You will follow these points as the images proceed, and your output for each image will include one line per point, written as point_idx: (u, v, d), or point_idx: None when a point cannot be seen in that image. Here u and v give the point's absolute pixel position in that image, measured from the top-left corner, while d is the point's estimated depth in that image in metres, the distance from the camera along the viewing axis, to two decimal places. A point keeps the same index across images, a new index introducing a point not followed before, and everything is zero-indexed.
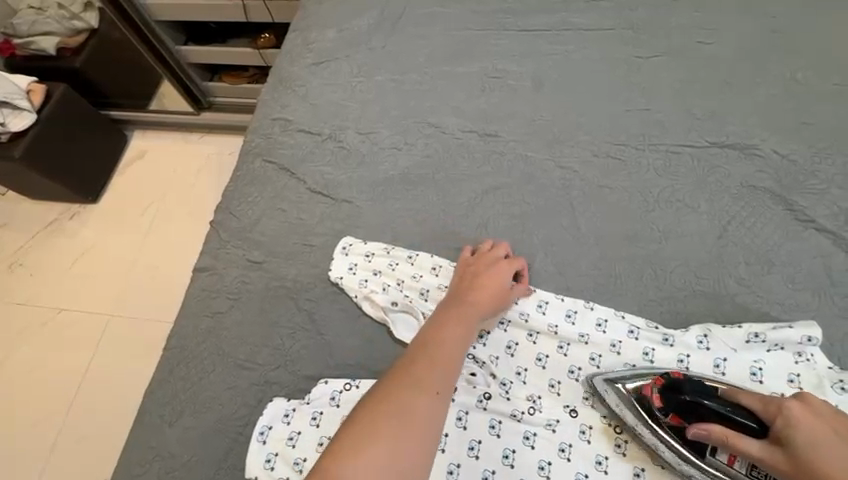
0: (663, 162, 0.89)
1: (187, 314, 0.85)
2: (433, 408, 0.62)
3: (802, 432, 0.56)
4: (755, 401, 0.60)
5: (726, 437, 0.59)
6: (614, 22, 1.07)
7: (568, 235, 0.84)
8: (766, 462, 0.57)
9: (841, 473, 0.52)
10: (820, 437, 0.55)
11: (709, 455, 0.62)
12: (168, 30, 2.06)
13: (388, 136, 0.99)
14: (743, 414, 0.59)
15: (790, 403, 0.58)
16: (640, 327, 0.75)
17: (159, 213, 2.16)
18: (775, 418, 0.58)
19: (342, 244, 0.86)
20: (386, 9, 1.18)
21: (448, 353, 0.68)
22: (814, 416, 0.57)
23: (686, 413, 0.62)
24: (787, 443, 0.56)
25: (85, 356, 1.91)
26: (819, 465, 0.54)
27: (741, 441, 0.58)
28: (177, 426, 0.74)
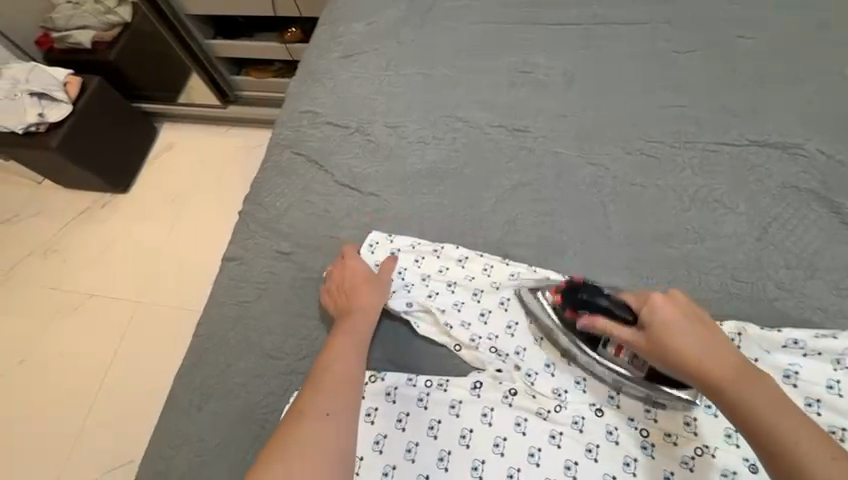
0: (699, 161, 0.86)
1: (216, 302, 0.87)
2: (334, 423, 0.66)
3: (660, 315, 0.63)
4: (632, 298, 0.67)
5: (605, 327, 0.66)
6: (651, 15, 1.04)
7: (598, 233, 0.83)
8: (635, 345, 0.64)
9: (689, 346, 0.60)
10: (674, 320, 0.62)
11: (601, 349, 0.71)
12: (198, 24, 2.10)
13: (416, 130, 0.98)
14: (617, 306, 0.67)
15: (655, 294, 0.65)
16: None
17: (186, 204, 2.21)
18: (641, 307, 0.65)
19: (369, 237, 0.87)
20: (415, 1, 1.17)
21: (341, 364, 0.71)
22: (672, 303, 0.63)
23: (579, 310, 0.70)
24: (649, 325, 0.63)
25: (113, 341, 1.97)
26: (671, 339, 0.61)
27: (616, 329, 0.66)
28: (206, 411, 0.76)
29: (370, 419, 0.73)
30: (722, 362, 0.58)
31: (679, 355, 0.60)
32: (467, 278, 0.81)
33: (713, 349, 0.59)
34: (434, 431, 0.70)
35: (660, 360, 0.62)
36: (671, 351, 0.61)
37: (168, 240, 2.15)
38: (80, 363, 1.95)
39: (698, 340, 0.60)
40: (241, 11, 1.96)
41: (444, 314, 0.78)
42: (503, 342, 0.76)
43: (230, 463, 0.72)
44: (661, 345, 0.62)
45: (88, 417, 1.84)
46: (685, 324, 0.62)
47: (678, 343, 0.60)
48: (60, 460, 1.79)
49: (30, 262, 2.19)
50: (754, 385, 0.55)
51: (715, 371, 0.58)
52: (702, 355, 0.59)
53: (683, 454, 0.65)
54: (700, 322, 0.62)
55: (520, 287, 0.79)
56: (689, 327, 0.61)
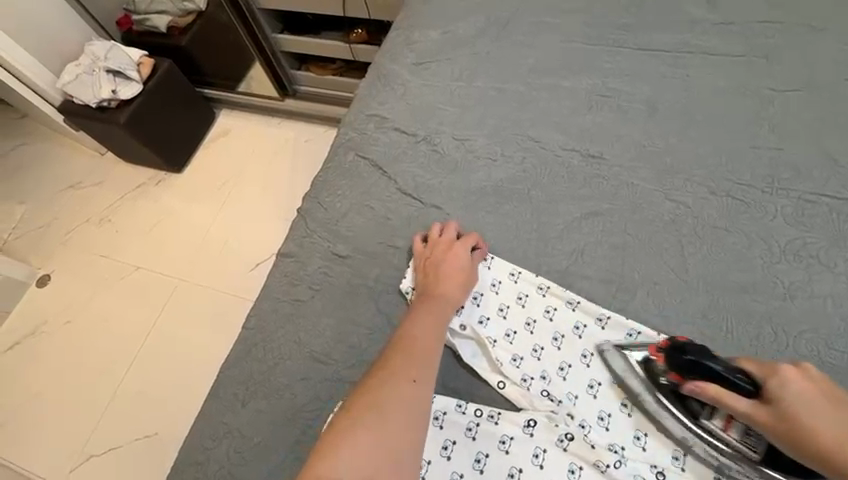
0: (793, 210, 0.79)
1: (269, 296, 0.87)
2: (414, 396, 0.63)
3: (792, 393, 0.56)
4: (756, 367, 0.60)
5: (732, 400, 0.59)
6: (747, 48, 0.98)
7: (675, 275, 0.77)
8: (760, 424, 0.57)
9: (829, 433, 0.53)
10: (814, 406, 0.55)
11: (703, 417, 0.63)
12: (268, 19, 2.15)
13: (485, 145, 0.96)
14: (733, 373, 0.59)
15: (785, 366, 0.58)
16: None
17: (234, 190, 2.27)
18: (770, 381, 0.58)
19: (421, 253, 0.83)
20: (494, 14, 1.15)
21: (424, 343, 0.69)
22: (807, 380, 0.57)
23: (687, 372, 0.62)
24: (780, 407, 0.56)
25: (153, 315, 2.03)
26: (814, 430, 0.54)
27: (739, 403, 0.58)
28: (250, 407, 0.75)
29: None
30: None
31: (830, 452, 0.53)
32: (520, 300, 0.78)
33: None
34: (480, 464, 0.68)
35: (790, 446, 0.55)
36: (811, 444, 0.54)
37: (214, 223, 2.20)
38: (120, 332, 2.02)
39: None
40: (311, 8, 2.00)
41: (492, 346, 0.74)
42: (555, 384, 0.72)
43: (268, 464, 0.71)
44: (802, 435, 0.54)
45: (121, 385, 1.90)
46: (842, 416, 0.54)
47: (820, 436, 0.54)
48: (90, 424, 1.85)
49: (86, 229, 2.30)
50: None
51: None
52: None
53: None
54: (828, 402, 0.55)
55: (576, 316, 0.75)
56: (824, 413, 0.54)
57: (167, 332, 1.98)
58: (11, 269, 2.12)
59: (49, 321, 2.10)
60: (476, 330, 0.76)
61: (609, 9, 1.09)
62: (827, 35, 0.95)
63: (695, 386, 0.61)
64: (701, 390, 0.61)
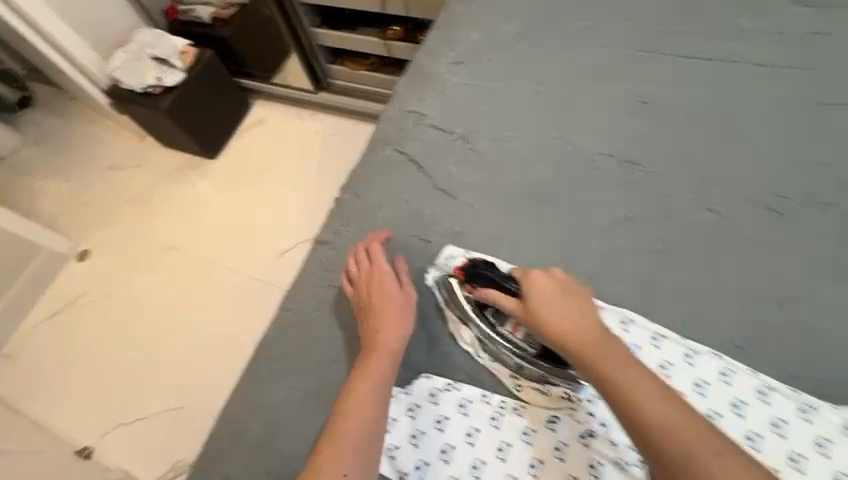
0: (830, 227, 0.79)
1: (305, 280, 0.91)
2: (374, 391, 0.71)
3: (537, 289, 0.72)
4: (514, 271, 0.77)
5: (495, 298, 0.75)
6: (793, 59, 0.97)
7: (706, 283, 0.78)
8: (524, 321, 0.72)
9: (557, 317, 0.69)
10: (555, 302, 0.70)
11: (499, 326, 0.77)
12: (309, 13, 2.18)
13: (519, 146, 0.97)
14: (505, 278, 0.76)
15: (537, 270, 0.74)
16: (772, 386, 0.71)
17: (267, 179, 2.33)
18: (526, 283, 0.73)
19: (446, 253, 0.86)
20: (536, 17, 1.16)
21: (377, 361, 0.74)
22: (553, 281, 0.73)
23: (477, 281, 0.77)
24: (527, 302, 0.71)
25: (183, 295, 2.11)
26: (545, 318, 0.69)
27: (501, 301, 0.74)
28: (284, 383, 0.80)
29: (440, 427, 0.74)
30: (595, 345, 0.65)
31: (561, 334, 0.67)
32: None
33: (581, 327, 0.67)
34: (502, 453, 0.71)
35: (541, 335, 0.70)
36: (541, 324, 0.69)
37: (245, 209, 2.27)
38: (152, 310, 2.11)
39: (584, 326, 0.67)
40: (351, 5, 2.04)
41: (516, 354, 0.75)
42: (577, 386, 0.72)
43: (300, 437, 0.75)
44: (541, 327, 0.69)
45: (151, 361, 1.99)
46: (564, 306, 0.69)
47: (564, 327, 0.67)
48: (121, 394, 1.94)
49: (125, 209, 2.41)
50: (617, 365, 0.62)
51: (587, 348, 0.65)
52: (575, 327, 0.67)
53: None
54: (573, 296, 0.71)
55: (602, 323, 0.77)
56: (565, 302, 0.70)
57: (196, 312, 2.06)
58: (54, 243, 2.24)
59: (87, 293, 2.21)
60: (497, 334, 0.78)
61: (653, 15, 1.09)
62: None
63: (480, 293, 0.76)
64: (488, 296, 0.76)
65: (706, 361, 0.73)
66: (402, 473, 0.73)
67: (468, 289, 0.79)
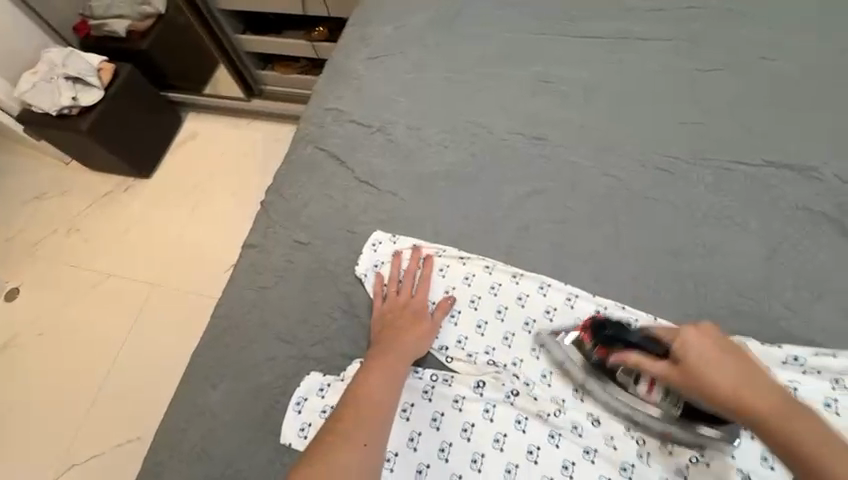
0: (713, 178, 0.87)
1: (235, 285, 0.91)
2: (384, 386, 0.70)
3: (693, 352, 0.60)
4: (664, 332, 0.65)
5: (639, 363, 0.63)
6: (673, 32, 1.06)
7: (610, 242, 0.84)
8: (673, 380, 0.61)
9: (722, 381, 0.58)
10: (710, 355, 0.60)
11: (631, 386, 0.68)
12: (231, 19, 2.15)
13: (435, 133, 1.01)
14: (649, 340, 0.64)
15: (687, 329, 0.62)
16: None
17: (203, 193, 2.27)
18: (673, 341, 0.62)
19: (373, 239, 0.89)
20: (444, 8, 1.19)
21: (389, 362, 0.72)
22: (705, 338, 0.61)
23: (610, 344, 0.67)
24: (687, 363, 0.60)
25: (127, 322, 2.03)
26: (727, 391, 0.57)
27: (653, 366, 0.62)
28: (220, 388, 0.79)
29: None
30: (747, 388, 0.57)
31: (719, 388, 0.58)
32: (467, 279, 0.82)
33: (749, 380, 0.57)
34: (437, 422, 0.71)
35: (700, 397, 0.59)
36: (713, 395, 0.58)
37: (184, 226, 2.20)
38: (95, 341, 2.01)
39: (743, 376, 0.58)
40: (272, 9, 2.00)
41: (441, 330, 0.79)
42: (499, 353, 0.76)
43: (237, 439, 0.75)
44: (701, 385, 0.59)
45: (99, 394, 1.90)
46: (721, 361, 0.59)
47: (721, 383, 0.58)
48: (70, 433, 1.84)
49: (54, 239, 2.26)
50: (778, 411, 0.54)
51: (771, 414, 0.54)
52: (760, 395, 0.56)
53: (678, 463, 0.65)
54: (732, 355, 0.60)
55: (518, 288, 0.80)
56: (721, 363, 0.59)
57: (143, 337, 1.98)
58: None
59: (20, 334, 2.07)
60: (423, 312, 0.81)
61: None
62: (745, 19, 1.04)
63: (616, 358, 0.66)
64: (625, 360, 0.65)
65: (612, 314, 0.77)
66: None
67: (599, 352, 0.69)
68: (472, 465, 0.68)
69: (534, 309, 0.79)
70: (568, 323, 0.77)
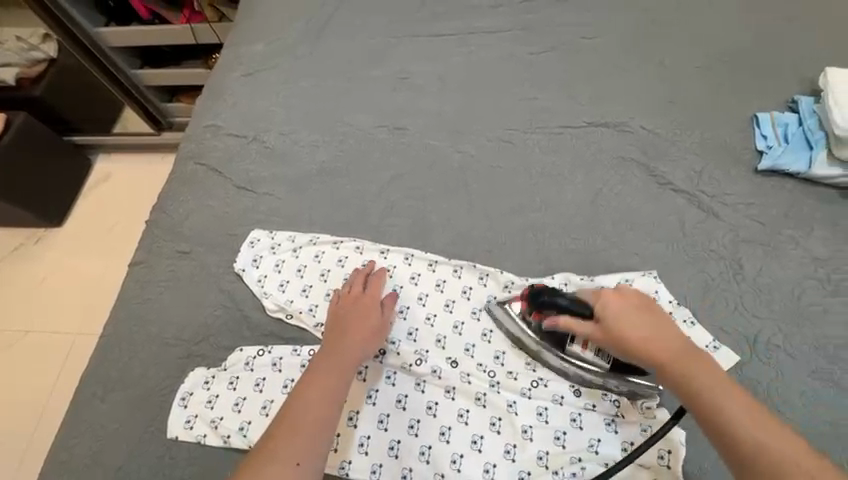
0: (546, 142, 1.00)
1: (121, 302, 0.93)
2: (317, 406, 0.68)
3: (612, 310, 0.70)
4: (588, 294, 0.73)
5: (568, 324, 0.72)
6: (511, 23, 1.19)
7: (464, 209, 0.94)
8: (600, 340, 0.70)
9: (641, 338, 0.67)
10: (626, 319, 0.68)
11: (568, 345, 0.75)
12: (123, 55, 2.08)
13: (308, 135, 1.08)
14: (578, 303, 0.72)
15: (607, 293, 0.71)
16: (516, 278, 0.85)
17: (106, 236, 2.22)
18: (595, 304, 0.71)
19: (251, 237, 0.94)
20: (310, 20, 1.27)
21: (332, 381, 0.71)
22: (621, 300, 0.70)
23: (544, 309, 0.75)
24: (606, 321, 0.69)
25: (36, 380, 1.93)
26: (645, 348, 0.66)
27: (578, 325, 0.71)
28: (109, 400, 0.82)
29: (260, 388, 0.78)
30: (660, 347, 0.65)
31: (640, 343, 0.66)
32: (340, 262, 0.90)
33: (666, 341, 0.66)
34: None
35: (619, 350, 0.68)
36: (633, 350, 0.66)
37: (87, 274, 2.14)
38: (4, 405, 1.90)
39: (658, 338, 0.66)
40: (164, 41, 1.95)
41: (316, 310, 0.85)
42: None
43: (128, 442, 0.78)
44: (623, 342, 0.67)
45: (11, 461, 1.79)
46: (639, 322, 0.68)
47: (640, 343, 0.66)
48: None
49: None
50: (695, 369, 0.63)
51: (682, 369, 0.63)
52: (671, 354, 0.64)
53: (523, 387, 0.75)
54: (648, 315, 0.69)
55: (387, 262, 0.89)
56: (643, 322, 0.68)
57: (52, 394, 1.89)
58: None
59: None
60: (300, 296, 0.87)
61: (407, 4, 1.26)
62: (568, 5, 1.19)
63: (551, 320, 0.73)
64: (559, 323, 0.72)
65: (468, 271, 0.86)
66: (226, 437, 0.75)
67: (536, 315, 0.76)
68: (349, 422, 0.75)
69: (400, 278, 0.87)
70: (431, 284, 0.86)
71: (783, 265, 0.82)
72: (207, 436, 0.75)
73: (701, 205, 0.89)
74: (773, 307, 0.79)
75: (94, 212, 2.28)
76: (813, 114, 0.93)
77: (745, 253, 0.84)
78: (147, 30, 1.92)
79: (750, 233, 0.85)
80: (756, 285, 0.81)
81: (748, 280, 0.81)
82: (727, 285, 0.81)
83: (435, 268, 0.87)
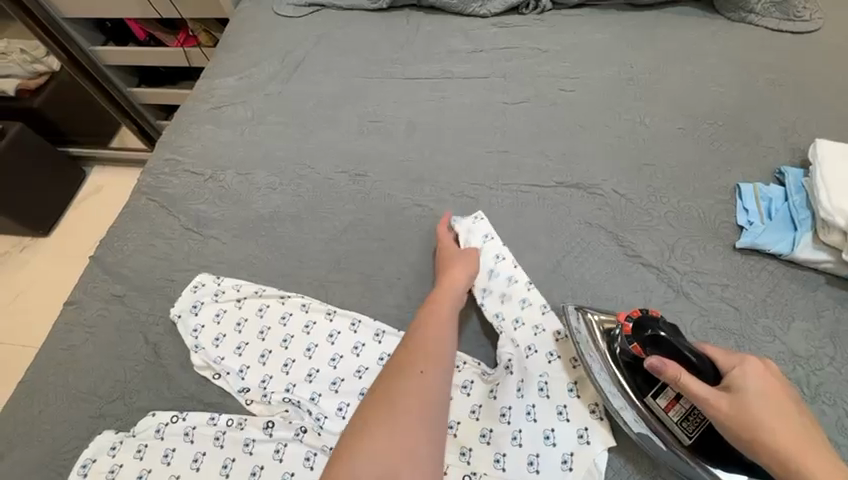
0: (511, 200, 0.94)
1: (44, 347, 0.87)
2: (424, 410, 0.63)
3: (751, 383, 0.60)
4: (718, 355, 0.64)
5: (687, 379, 0.61)
6: (490, 70, 1.14)
7: (417, 269, 0.88)
8: (707, 405, 0.60)
9: (770, 416, 0.57)
10: (763, 395, 0.59)
11: (649, 395, 0.65)
12: (120, 73, 2.02)
13: (265, 177, 1.04)
14: (704, 361, 0.62)
15: (752, 361, 0.62)
16: (465, 361, 0.78)
17: (64, 245, 2.07)
18: (730, 370, 0.62)
19: (196, 280, 0.89)
20: (287, 57, 1.25)
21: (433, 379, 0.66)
22: (769, 375, 0.61)
23: (649, 343, 0.64)
24: (739, 389, 0.60)
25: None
26: (765, 428, 0.57)
27: (698, 385, 0.60)
28: (9, 459, 0.76)
29: (167, 461, 0.71)
30: (775, 401, 0.59)
31: (723, 401, 0.59)
32: (283, 319, 0.83)
33: (772, 396, 0.59)
34: (226, 470, 0.70)
35: (724, 420, 0.58)
36: (761, 429, 0.57)
37: (35, 282, 2.00)
38: None
39: (789, 423, 0.57)
40: (163, 61, 1.92)
41: (246, 373, 0.78)
42: (299, 389, 0.76)
43: None
44: (747, 412, 0.58)
45: None
46: (775, 406, 0.58)
47: (763, 416, 0.57)
48: None
49: None
50: (798, 445, 0.55)
51: (805, 462, 0.54)
52: (793, 440, 0.56)
53: None
54: (784, 400, 0.60)
55: (331, 326, 0.81)
56: (776, 402, 0.59)
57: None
58: None
59: None
60: (232, 354, 0.80)
61: (386, 45, 1.23)
62: (549, 55, 1.15)
63: (657, 361, 0.62)
64: (667, 368, 0.61)
65: None
66: None
67: (635, 350, 0.65)
68: None
69: (343, 345, 0.79)
70: (374, 355, 0.78)
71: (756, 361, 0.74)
72: None
73: (670, 282, 0.81)
74: None
75: (78, 223, 2.12)
76: (801, 189, 0.85)
77: (714, 343, 0.76)
78: (144, 50, 1.89)
79: (723, 319, 0.77)
80: None
81: None
82: None
83: (382, 340, 0.79)
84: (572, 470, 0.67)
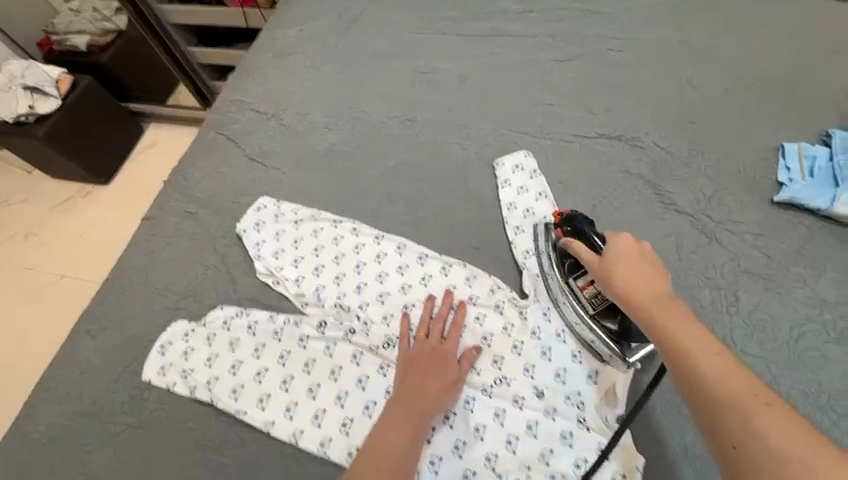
0: (553, 148, 0.99)
1: (126, 252, 0.99)
2: None
3: (616, 246, 0.67)
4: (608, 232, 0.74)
5: (575, 248, 0.72)
6: (539, 29, 1.18)
7: (459, 204, 0.94)
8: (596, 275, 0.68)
9: (624, 268, 0.64)
10: (629, 262, 0.65)
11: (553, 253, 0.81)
12: (182, 33, 2.13)
13: (322, 118, 1.12)
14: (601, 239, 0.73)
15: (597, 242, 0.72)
16: (500, 287, 0.83)
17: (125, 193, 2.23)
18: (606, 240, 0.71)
19: (259, 203, 0.98)
20: (345, 12, 1.31)
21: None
22: (630, 243, 0.67)
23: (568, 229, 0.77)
24: (607, 253, 0.68)
25: (27, 317, 1.98)
26: (621, 273, 0.64)
27: (583, 252, 0.71)
28: (99, 338, 0.88)
29: (233, 348, 0.82)
30: (659, 301, 0.60)
31: (617, 286, 0.63)
32: (335, 240, 0.91)
33: (652, 279, 0.63)
34: (284, 359, 0.80)
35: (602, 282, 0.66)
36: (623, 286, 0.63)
37: (96, 227, 2.17)
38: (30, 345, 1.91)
39: (635, 269, 0.64)
40: (223, 21, 2.02)
41: (301, 282, 0.87)
42: (348, 297, 0.84)
43: (110, 379, 0.84)
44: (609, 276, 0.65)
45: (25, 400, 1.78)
46: (642, 274, 0.63)
47: (673, 330, 0.55)
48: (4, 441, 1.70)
49: (10, 244, 2.20)
50: (645, 288, 0.61)
51: (649, 304, 0.59)
52: (639, 284, 0.62)
53: (484, 384, 0.75)
54: (649, 264, 0.65)
55: (379, 247, 0.89)
56: (632, 255, 0.66)
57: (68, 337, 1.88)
58: None
59: None
60: (289, 267, 0.89)
61: (439, 3, 1.27)
62: (600, 17, 1.16)
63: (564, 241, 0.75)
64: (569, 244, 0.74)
65: (455, 272, 0.85)
66: (193, 388, 0.80)
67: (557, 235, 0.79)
68: (309, 393, 0.77)
69: (389, 264, 0.87)
70: (418, 274, 0.86)
71: (782, 303, 0.77)
72: (177, 385, 0.81)
73: (704, 229, 0.85)
74: (764, 345, 0.74)
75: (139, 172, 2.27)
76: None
77: (742, 285, 0.79)
78: (206, 10, 1.99)
79: (752, 264, 0.80)
80: (750, 320, 0.76)
81: (742, 313, 0.77)
82: (720, 314, 0.77)
83: (425, 263, 0.87)
84: (597, 384, 0.73)
